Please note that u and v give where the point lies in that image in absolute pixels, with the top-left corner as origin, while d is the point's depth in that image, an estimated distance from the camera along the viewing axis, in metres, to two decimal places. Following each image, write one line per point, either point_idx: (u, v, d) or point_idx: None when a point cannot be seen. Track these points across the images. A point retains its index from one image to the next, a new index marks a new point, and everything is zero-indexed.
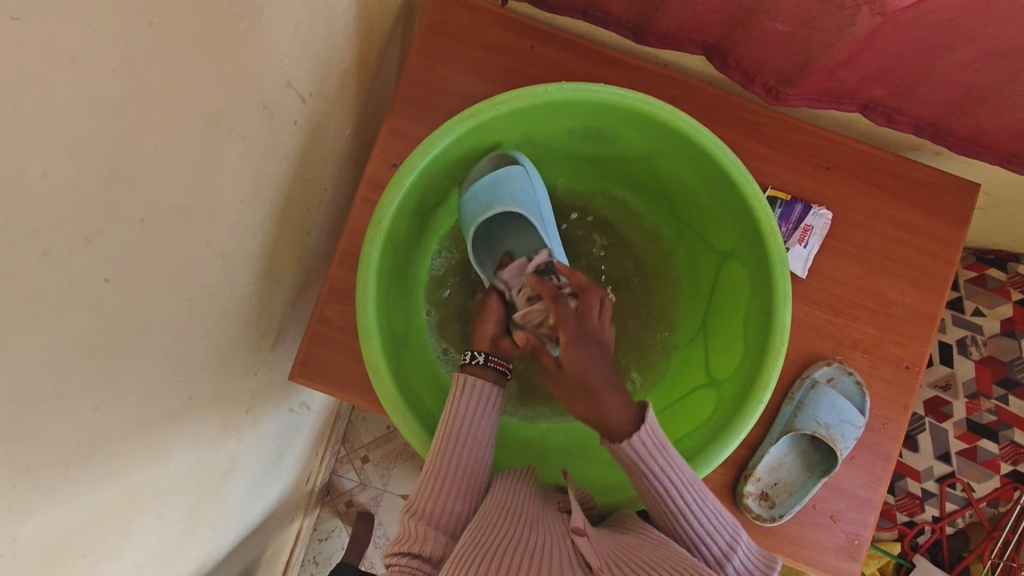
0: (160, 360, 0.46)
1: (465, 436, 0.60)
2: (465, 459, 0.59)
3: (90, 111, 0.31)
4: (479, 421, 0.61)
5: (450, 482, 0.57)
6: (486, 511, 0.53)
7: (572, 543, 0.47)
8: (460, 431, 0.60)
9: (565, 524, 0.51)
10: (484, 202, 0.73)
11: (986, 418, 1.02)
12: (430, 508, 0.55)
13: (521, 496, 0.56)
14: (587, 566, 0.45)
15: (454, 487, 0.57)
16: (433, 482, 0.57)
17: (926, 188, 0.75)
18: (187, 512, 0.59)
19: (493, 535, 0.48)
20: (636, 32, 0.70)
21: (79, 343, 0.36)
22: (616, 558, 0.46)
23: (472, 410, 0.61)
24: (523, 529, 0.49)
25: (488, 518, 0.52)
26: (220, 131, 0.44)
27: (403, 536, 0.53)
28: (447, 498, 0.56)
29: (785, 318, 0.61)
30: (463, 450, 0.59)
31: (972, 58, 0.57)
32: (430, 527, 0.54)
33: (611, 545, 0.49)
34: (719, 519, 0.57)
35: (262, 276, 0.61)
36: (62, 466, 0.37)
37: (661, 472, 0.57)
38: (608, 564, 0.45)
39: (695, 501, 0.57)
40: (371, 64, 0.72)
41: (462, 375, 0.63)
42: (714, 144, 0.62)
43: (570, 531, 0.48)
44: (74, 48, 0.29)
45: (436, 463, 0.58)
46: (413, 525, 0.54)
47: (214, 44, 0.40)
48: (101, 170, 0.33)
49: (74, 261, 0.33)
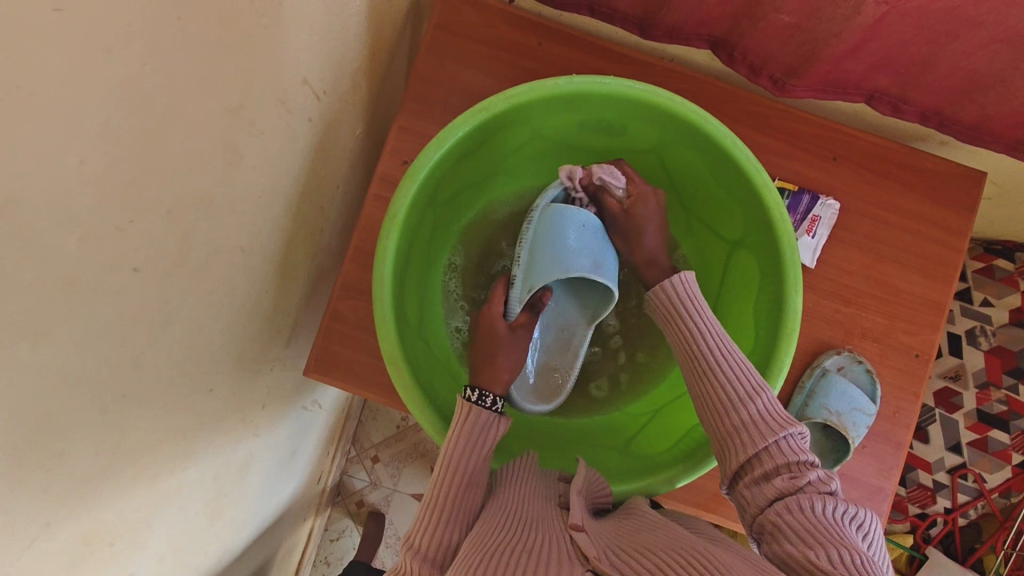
0: (182, 352, 0.47)
1: (465, 465, 0.57)
2: (462, 487, 0.56)
3: (122, 102, 0.32)
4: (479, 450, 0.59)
5: (448, 510, 0.54)
6: (486, 519, 0.51)
7: (570, 538, 0.47)
8: (460, 458, 0.57)
9: (565, 520, 0.50)
10: (590, 248, 0.75)
11: (997, 408, 1.03)
12: (427, 542, 0.52)
13: (516, 499, 0.55)
14: (585, 558, 0.44)
15: (453, 515, 0.54)
16: (430, 513, 0.54)
17: (933, 177, 0.76)
18: (205, 507, 0.60)
19: (494, 538, 0.47)
20: (642, 27, 0.71)
21: (109, 332, 0.37)
22: (620, 548, 0.45)
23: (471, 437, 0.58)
24: (522, 529, 0.48)
25: (486, 528, 0.49)
26: (240, 125, 0.45)
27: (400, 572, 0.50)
28: (445, 528, 0.53)
29: (796, 303, 0.62)
30: (459, 476, 0.56)
31: (977, 45, 0.57)
32: (427, 562, 0.50)
33: (611, 537, 0.48)
34: (739, 371, 0.57)
35: (278, 272, 0.62)
36: (90, 454, 0.38)
37: (689, 315, 0.63)
38: (611, 555, 0.44)
39: (716, 348, 0.59)
40: (380, 62, 0.73)
41: (467, 402, 0.61)
42: (722, 134, 0.63)
43: (569, 526, 0.48)
44: (107, 40, 0.30)
45: (435, 493, 0.55)
46: (411, 560, 0.50)
47: (235, 39, 0.40)
48: (130, 160, 0.34)
49: (103, 251, 0.34)
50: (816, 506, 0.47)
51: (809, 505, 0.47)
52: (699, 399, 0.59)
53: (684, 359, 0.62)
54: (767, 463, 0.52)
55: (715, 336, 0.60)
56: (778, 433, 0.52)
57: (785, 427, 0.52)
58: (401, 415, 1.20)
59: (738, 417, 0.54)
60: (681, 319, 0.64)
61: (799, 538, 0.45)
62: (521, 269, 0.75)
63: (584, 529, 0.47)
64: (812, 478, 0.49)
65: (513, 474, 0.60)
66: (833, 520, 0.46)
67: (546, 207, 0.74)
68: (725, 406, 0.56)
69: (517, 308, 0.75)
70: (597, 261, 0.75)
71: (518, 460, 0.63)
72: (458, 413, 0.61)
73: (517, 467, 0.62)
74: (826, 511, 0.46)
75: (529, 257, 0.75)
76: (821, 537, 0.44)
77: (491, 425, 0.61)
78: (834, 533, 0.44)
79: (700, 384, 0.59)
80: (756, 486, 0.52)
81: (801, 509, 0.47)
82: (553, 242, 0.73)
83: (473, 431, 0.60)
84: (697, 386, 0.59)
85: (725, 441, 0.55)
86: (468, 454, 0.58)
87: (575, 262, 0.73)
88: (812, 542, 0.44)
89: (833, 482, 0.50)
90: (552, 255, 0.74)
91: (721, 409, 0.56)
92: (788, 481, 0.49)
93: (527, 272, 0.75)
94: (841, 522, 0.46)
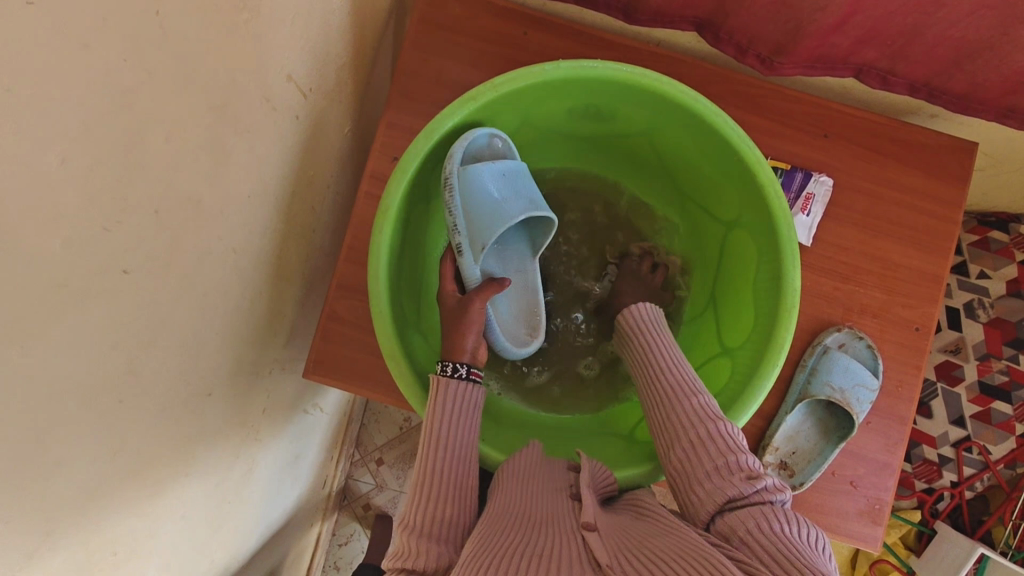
0: (176, 357, 0.46)
1: (448, 439, 0.57)
2: (453, 466, 0.55)
3: (102, 100, 0.31)
4: (459, 424, 0.59)
5: (440, 489, 0.53)
6: (492, 519, 0.50)
7: (583, 540, 0.45)
8: (444, 434, 0.57)
9: (575, 519, 0.49)
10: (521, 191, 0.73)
11: (999, 379, 1.03)
12: (423, 519, 0.50)
13: (525, 497, 0.54)
14: (597, 564, 0.43)
15: (445, 491, 0.53)
16: (421, 491, 0.53)
17: (924, 150, 0.76)
18: (209, 513, 0.59)
19: (501, 540, 0.46)
20: (627, 12, 0.71)
21: (99, 334, 0.36)
22: (630, 552, 0.44)
23: (452, 413, 0.59)
24: (532, 532, 0.47)
25: (492, 527, 0.49)
26: (224, 123, 0.44)
27: (399, 553, 0.48)
28: (440, 504, 0.52)
29: (795, 279, 0.62)
30: (446, 454, 0.56)
31: (964, 13, 0.57)
32: (426, 539, 0.49)
33: (622, 538, 0.46)
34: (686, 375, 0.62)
35: (272, 271, 0.61)
36: (86, 460, 0.38)
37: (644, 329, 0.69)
38: (623, 559, 0.43)
39: (669, 353, 0.65)
40: (365, 58, 0.72)
41: (439, 377, 0.61)
42: (713, 111, 0.62)
43: (581, 527, 0.47)
44: (87, 35, 0.29)
45: (422, 471, 0.54)
46: (408, 539, 0.48)
47: (215, 34, 0.40)
48: (114, 158, 0.33)
49: (92, 251, 0.33)
50: (786, 527, 0.45)
51: (777, 526, 0.45)
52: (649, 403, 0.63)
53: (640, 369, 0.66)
54: (710, 462, 0.53)
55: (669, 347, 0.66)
56: (713, 425, 0.55)
57: (718, 419, 0.56)
58: (403, 416, 1.20)
59: (679, 407, 0.58)
60: (641, 333, 0.69)
61: (765, 558, 0.44)
62: (466, 236, 0.69)
63: (596, 530, 0.46)
64: (766, 481, 0.49)
65: (515, 471, 0.59)
66: (804, 540, 0.45)
67: (462, 171, 0.67)
68: (672, 399, 0.59)
69: (476, 276, 0.71)
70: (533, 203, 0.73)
71: (523, 454, 0.63)
72: (432, 390, 0.61)
73: (520, 463, 0.61)
74: (799, 533, 0.45)
75: (468, 225, 0.70)
76: (790, 562, 0.42)
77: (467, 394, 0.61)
78: (802, 554, 0.43)
79: (654, 385, 0.63)
80: (708, 481, 0.52)
81: (769, 529, 0.45)
82: (484, 202, 0.69)
83: (455, 401, 0.61)
84: (648, 388, 0.63)
85: (667, 432, 0.58)
86: (450, 428, 0.58)
87: (513, 209, 0.71)
88: (787, 566, 0.42)
89: (787, 492, 0.50)
90: (488, 212, 0.70)
91: (666, 401, 0.60)
92: (744, 481, 0.50)
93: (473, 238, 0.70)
94: (813, 544, 0.45)
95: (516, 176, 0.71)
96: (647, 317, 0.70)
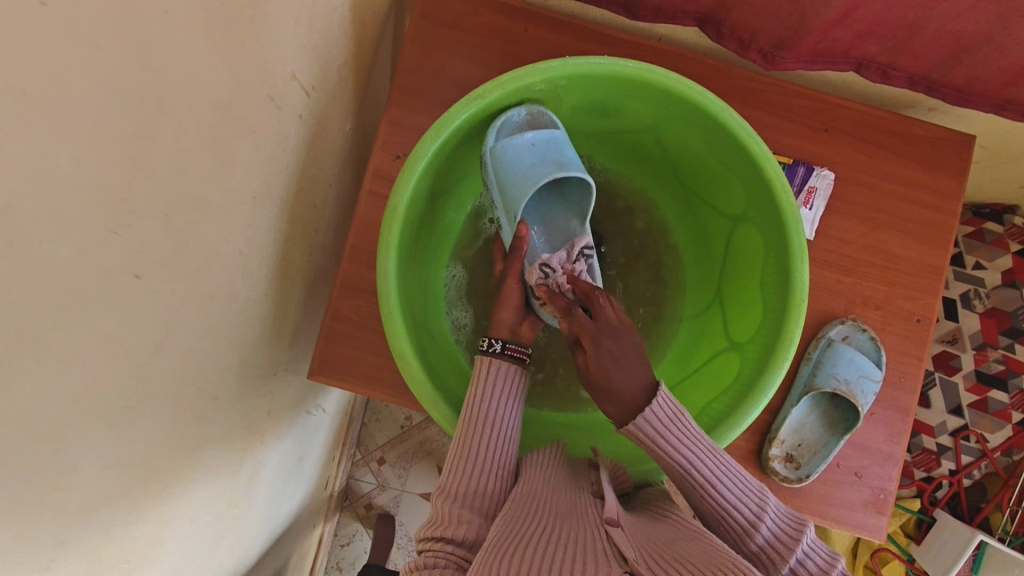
0: (184, 361, 0.45)
1: (492, 416, 0.59)
2: (496, 443, 0.58)
3: (113, 102, 0.31)
4: (504, 405, 0.60)
5: (481, 464, 0.56)
6: (516, 505, 0.51)
7: (605, 535, 0.46)
8: (487, 412, 0.59)
9: (598, 515, 0.49)
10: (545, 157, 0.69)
11: (995, 368, 1.04)
12: (462, 490, 0.54)
13: (547, 489, 0.54)
14: (622, 559, 0.43)
15: (486, 465, 0.56)
16: (465, 462, 0.56)
17: (924, 143, 0.76)
18: (216, 517, 0.59)
19: (529, 526, 0.46)
20: (628, 8, 0.71)
21: (110, 339, 0.35)
22: (653, 550, 0.45)
23: (500, 394, 0.60)
24: (557, 523, 0.47)
25: (518, 512, 0.49)
26: (231, 124, 0.44)
27: (434, 519, 0.52)
28: (480, 478, 0.55)
29: (803, 274, 0.62)
30: (488, 432, 0.58)
31: (964, 6, 0.58)
32: (463, 508, 0.52)
33: (647, 539, 0.47)
34: (738, 485, 0.56)
35: (277, 273, 0.60)
36: (96, 467, 0.37)
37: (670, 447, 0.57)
38: (646, 556, 0.44)
39: (712, 466, 0.57)
40: (366, 56, 0.72)
41: (490, 356, 0.62)
42: (719, 108, 0.63)
43: (604, 523, 0.47)
44: (95, 36, 0.29)
45: (463, 444, 0.57)
46: (446, 507, 0.52)
47: (221, 33, 0.39)
48: (126, 160, 0.33)
49: (102, 256, 0.33)
50: None
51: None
52: (708, 520, 0.57)
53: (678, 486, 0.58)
54: None
55: (706, 449, 0.57)
56: (796, 548, 0.51)
57: (800, 533, 0.52)
58: (404, 416, 1.20)
59: (752, 543, 0.53)
60: (665, 450, 0.58)
61: None
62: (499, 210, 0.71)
63: (619, 525, 0.47)
64: None
65: (538, 462, 0.60)
66: None
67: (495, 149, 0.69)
68: (738, 528, 0.54)
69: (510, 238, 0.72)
70: (555, 163, 0.69)
71: (544, 451, 0.62)
72: (478, 367, 0.62)
73: (542, 457, 0.61)
74: None
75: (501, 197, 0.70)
76: None
77: (510, 379, 0.62)
78: None
79: (710, 504, 0.56)
80: None
81: None
82: (515, 173, 0.69)
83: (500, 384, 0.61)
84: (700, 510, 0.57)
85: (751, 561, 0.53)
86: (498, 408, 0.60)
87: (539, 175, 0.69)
88: None
89: None
90: (518, 183, 0.69)
91: (733, 527, 0.55)
92: None
93: (509, 212, 0.71)
94: None
95: (546, 144, 0.69)
96: (675, 421, 0.57)
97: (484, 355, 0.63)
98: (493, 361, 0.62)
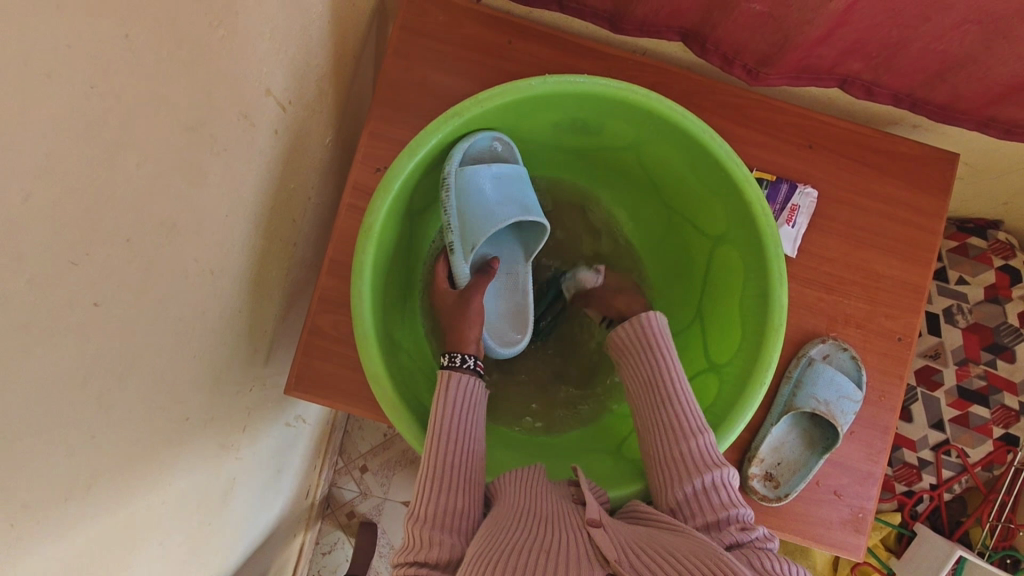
0: (152, 383, 0.44)
1: (452, 429, 0.58)
2: (460, 458, 0.57)
3: (67, 127, 0.30)
4: (465, 418, 0.60)
5: (447, 480, 0.55)
6: (496, 518, 0.50)
7: (589, 536, 0.46)
8: (451, 427, 0.58)
9: (581, 516, 0.49)
10: (506, 194, 0.72)
11: (976, 383, 1.03)
12: (432, 512, 0.52)
13: (524, 500, 0.54)
14: (605, 561, 0.43)
15: (456, 482, 0.55)
16: (431, 482, 0.54)
17: (907, 161, 0.76)
18: (188, 536, 0.57)
19: (508, 537, 0.46)
20: (612, 21, 0.70)
21: (68, 370, 0.34)
22: (636, 547, 0.45)
23: (461, 406, 0.60)
24: (538, 529, 0.47)
25: (497, 526, 0.49)
26: (201, 143, 0.43)
27: (408, 546, 0.51)
28: (450, 497, 0.54)
29: (782, 298, 0.62)
30: (454, 449, 0.57)
31: (948, 26, 0.57)
32: (436, 530, 0.51)
33: (631, 537, 0.47)
34: (690, 409, 0.60)
35: (252, 288, 0.59)
36: (57, 500, 0.36)
37: (655, 348, 0.66)
38: (629, 555, 0.43)
39: (676, 381, 0.63)
40: (347, 66, 0.71)
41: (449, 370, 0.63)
42: (700, 128, 0.62)
43: (586, 523, 0.47)
44: (45, 61, 0.27)
45: (431, 460, 0.56)
46: (417, 531, 0.51)
47: (189, 51, 0.38)
48: (83, 185, 0.32)
49: (58, 287, 0.32)
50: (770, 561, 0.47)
51: (767, 561, 0.47)
52: (649, 426, 0.62)
53: (641, 388, 0.65)
54: (708, 515, 0.53)
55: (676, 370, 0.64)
56: (714, 470, 0.55)
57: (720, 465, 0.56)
58: (387, 423, 1.19)
59: (694, 439, 0.58)
60: (649, 351, 0.66)
61: None
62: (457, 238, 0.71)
63: (602, 525, 0.46)
64: (756, 534, 0.52)
65: (518, 477, 0.59)
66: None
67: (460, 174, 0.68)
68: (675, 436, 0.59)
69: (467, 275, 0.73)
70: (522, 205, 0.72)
71: (526, 469, 0.61)
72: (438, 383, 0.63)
73: (522, 474, 0.60)
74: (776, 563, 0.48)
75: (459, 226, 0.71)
76: None
77: (472, 392, 0.62)
78: None
79: (658, 410, 0.61)
80: (712, 531, 0.53)
81: (760, 564, 0.47)
82: (475, 203, 0.70)
83: (459, 397, 0.61)
84: (652, 417, 0.62)
85: (666, 464, 0.58)
86: (456, 421, 0.60)
87: (504, 211, 0.71)
88: None
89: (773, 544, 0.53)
90: (479, 216, 0.71)
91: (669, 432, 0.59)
92: (739, 532, 0.51)
93: (464, 239, 0.72)
94: None
95: (511, 178, 0.71)
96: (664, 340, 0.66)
97: (447, 369, 0.64)
98: (450, 377, 0.62)
